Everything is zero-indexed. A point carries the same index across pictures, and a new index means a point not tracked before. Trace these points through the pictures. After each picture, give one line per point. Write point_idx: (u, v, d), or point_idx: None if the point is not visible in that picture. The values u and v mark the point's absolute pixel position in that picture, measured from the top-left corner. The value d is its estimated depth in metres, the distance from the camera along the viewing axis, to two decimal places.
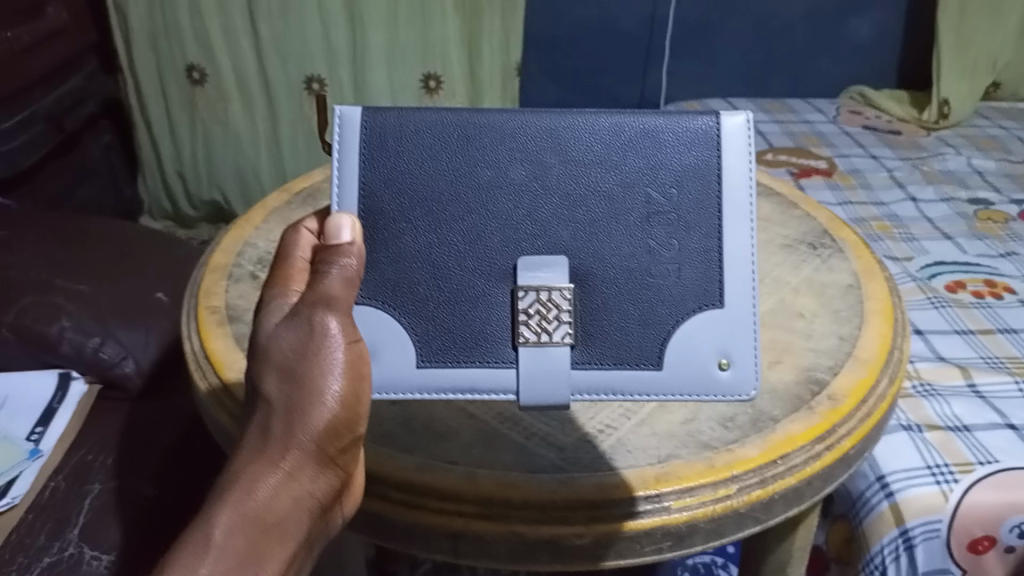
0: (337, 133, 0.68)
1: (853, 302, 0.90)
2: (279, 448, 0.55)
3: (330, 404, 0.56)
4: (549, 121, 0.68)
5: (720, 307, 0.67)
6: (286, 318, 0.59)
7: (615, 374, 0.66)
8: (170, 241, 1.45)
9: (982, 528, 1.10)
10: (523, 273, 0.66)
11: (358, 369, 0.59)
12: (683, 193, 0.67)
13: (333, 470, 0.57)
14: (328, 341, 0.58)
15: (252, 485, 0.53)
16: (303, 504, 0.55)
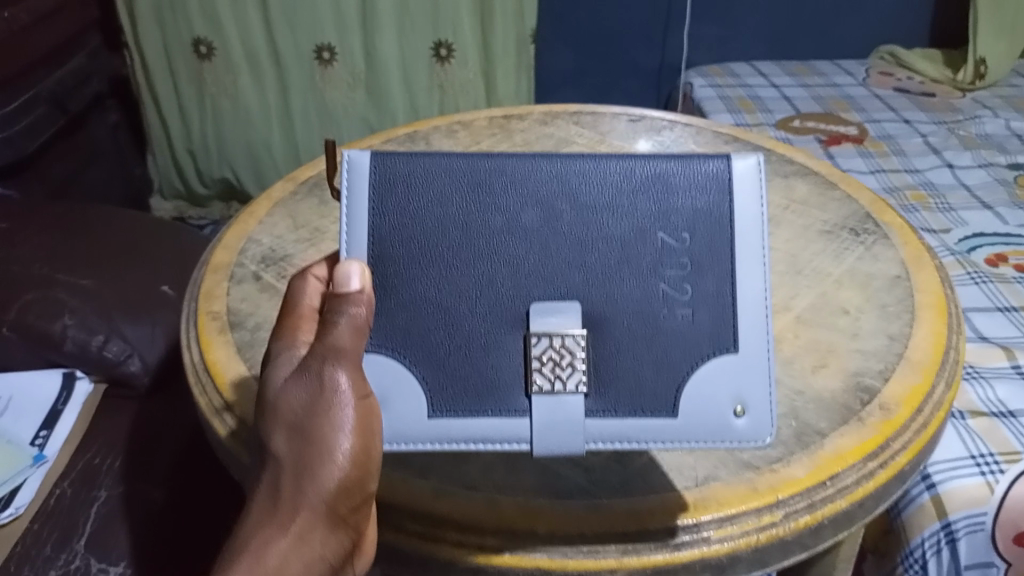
0: (346, 179, 0.62)
1: (900, 295, 0.83)
2: (287, 511, 0.53)
3: (340, 463, 0.53)
4: (558, 165, 0.62)
5: (734, 352, 0.60)
6: (296, 372, 0.55)
7: (630, 422, 0.58)
8: (175, 230, 1.39)
9: None
10: (535, 319, 0.59)
11: (370, 426, 0.55)
12: (696, 238, 0.61)
13: (345, 529, 0.55)
14: (337, 400, 0.54)
15: (262, 552, 0.51)
16: (314, 566, 0.53)
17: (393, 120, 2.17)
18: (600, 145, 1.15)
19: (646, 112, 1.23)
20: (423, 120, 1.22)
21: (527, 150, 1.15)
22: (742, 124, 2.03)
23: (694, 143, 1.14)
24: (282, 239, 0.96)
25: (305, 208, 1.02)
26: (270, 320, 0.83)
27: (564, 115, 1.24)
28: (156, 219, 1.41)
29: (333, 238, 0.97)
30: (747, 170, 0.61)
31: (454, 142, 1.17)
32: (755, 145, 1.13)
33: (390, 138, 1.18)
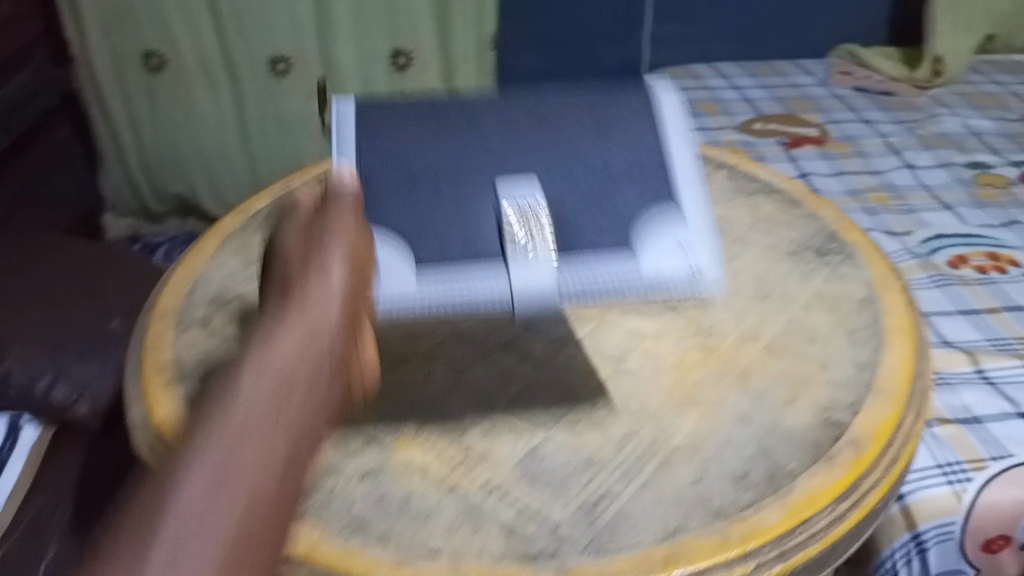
0: (336, 122, 0.82)
1: (868, 320, 0.81)
2: (295, 306, 0.61)
3: (337, 270, 0.63)
4: (513, 111, 0.86)
5: (668, 210, 0.78)
6: (300, 226, 0.68)
7: None
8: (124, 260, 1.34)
9: (996, 527, 1.00)
10: (512, 192, 0.78)
11: (361, 258, 0.66)
12: (635, 146, 0.83)
13: (354, 329, 0.62)
14: (329, 224, 0.67)
15: (272, 340, 0.59)
16: (320, 353, 0.59)
17: None
18: None
19: None
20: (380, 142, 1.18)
21: None
22: (706, 128, 2.02)
23: None
24: (233, 275, 0.92)
25: (256, 242, 0.98)
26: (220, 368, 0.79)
27: None
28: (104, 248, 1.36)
29: None
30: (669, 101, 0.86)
31: None
32: (718, 161, 1.11)
33: None
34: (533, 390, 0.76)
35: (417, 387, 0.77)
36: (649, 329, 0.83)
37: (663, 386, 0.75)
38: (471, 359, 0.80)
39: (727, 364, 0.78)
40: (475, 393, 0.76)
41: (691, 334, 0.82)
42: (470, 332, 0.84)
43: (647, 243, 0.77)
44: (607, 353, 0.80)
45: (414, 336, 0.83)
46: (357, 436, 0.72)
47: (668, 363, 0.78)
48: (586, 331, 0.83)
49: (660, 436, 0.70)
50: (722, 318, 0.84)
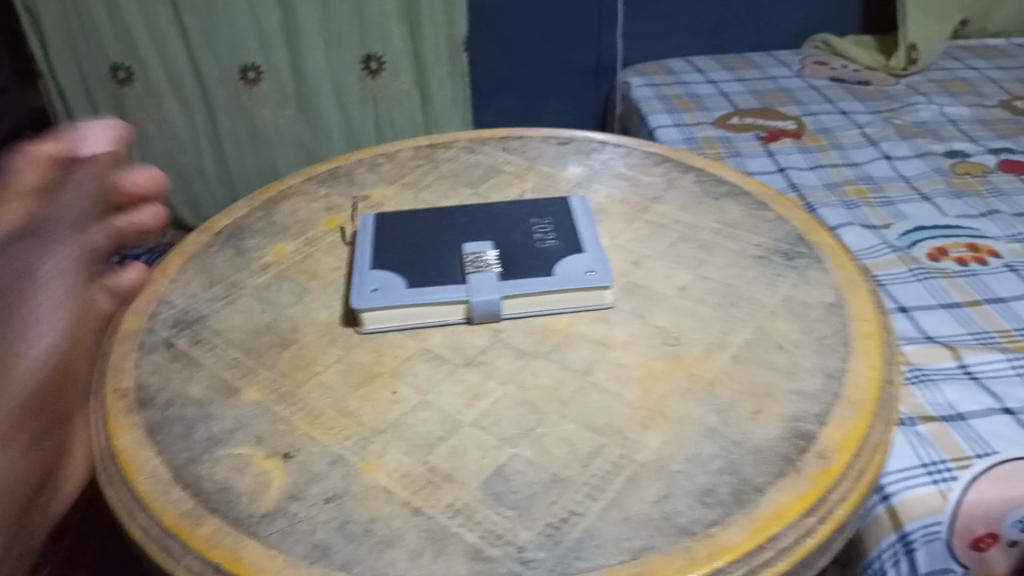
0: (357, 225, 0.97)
1: (836, 326, 0.81)
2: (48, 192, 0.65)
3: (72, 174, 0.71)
4: (480, 207, 0.99)
5: (588, 255, 0.88)
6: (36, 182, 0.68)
7: None
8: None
9: (984, 525, 0.99)
10: (468, 248, 0.90)
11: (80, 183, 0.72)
12: (565, 225, 0.94)
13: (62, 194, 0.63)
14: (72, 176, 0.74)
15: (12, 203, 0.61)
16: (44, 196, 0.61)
17: (328, 138, 2.10)
18: (529, 172, 1.12)
19: (574, 133, 1.20)
20: (345, 155, 1.17)
21: (455, 180, 1.11)
22: (683, 124, 2.01)
23: (624, 165, 1.11)
24: (197, 298, 0.91)
25: (219, 262, 0.96)
26: (181, 395, 0.78)
27: (491, 141, 1.20)
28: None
29: (251, 293, 0.92)
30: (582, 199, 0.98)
31: (378, 176, 1.13)
32: (686, 164, 1.11)
33: (311, 175, 1.13)
34: (498, 407, 0.75)
35: (382, 405, 0.76)
36: (616, 339, 0.82)
37: (629, 400, 0.75)
38: (436, 376, 0.79)
39: (694, 375, 0.77)
40: (441, 411, 0.75)
41: (658, 344, 0.81)
42: (435, 348, 0.83)
43: (567, 269, 0.86)
44: (573, 367, 0.79)
45: (379, 353, 0.82)
46: (320, 457, 0.70)
47: (635, 375, 0.78)
48: (552, 344, 0.82)
49: (625, 452, 0.70)
50: (689, 327, 0.83)
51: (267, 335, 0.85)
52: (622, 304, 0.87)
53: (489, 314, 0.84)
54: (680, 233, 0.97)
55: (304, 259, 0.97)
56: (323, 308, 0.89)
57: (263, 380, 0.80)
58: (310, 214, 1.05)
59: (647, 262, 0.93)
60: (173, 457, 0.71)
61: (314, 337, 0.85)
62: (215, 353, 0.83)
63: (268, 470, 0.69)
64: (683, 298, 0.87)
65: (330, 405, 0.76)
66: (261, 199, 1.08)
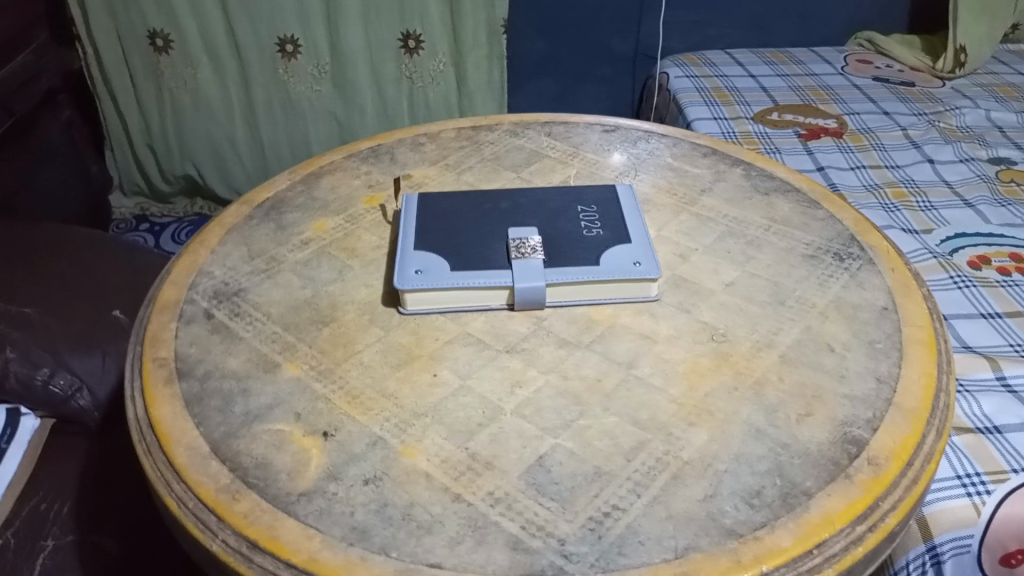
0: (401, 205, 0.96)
1: (888, 330, 0.79)
2: None
3: None
4: (525, 192, 0.98)
5: (633, 243, 0.87)
6: None
7: None
8: (101, 250, 1.35)
9: (1017, 541, 0.96)
10: (513, 233, 0.88)
11: None
12: (608, 213, 0.92)
13: None
14: None
15: None
16: None
17: (362, 115, 2.09)
18: (573, 158, 1.10)
19: (619, 121, 1.18)
20: (387, 132, 1.16)
21: (497, 163, 1.09)
22: (721, 117, 1.97)
23: (671, 156, 1.09)
24: (235, 270, 0.90)
25: (260, 234, 0.96)
26: (220, 368, 0.77)
27: (535, 125, 1.18)
28: (82, 237, 1.37)
29: (290, 268, 0.91)
30: (626, 189, 0.97)
31: (420, 156, 1.11)
32: (734, 158, 1.08)
33: (352, 152, 1.12)
34: (541, 396, 0.74)
35: (423, 388, 0.75)
36: (661, 332, 0.81)
37: (675, 395, 0.73)
38: (478, 361, 0.78)
39: (741, 373, 0.75)
40: (482, 397, 0.74)
41: (705, 340, 0.79)
42: (476, 333, 0.81)
43: (613, 259, 0.85)
44: (617, 359, 0.78)
45: (420, 335, 0.81)
46: (360, 438, 0.70)
47: (680, 370, 0.76)
48: (596, 335, 0.81)
49: (670, 448, 0.68)
50: (736, 324, 0.81)
51: (307, 312, 0.85)
52: (668, 298, 0.85)
53: (534, 301, 0.83)
54: (728, 228, 0.95)
55: (344, 236, 0.96)
56: (363, 287, 0.88)
57: (303, 356, 0.79)
58: (351, 190, 1.04)
59: (694, 256, 0.91)
60: (211, 430, 0.70)
61: (354, 316, 0.84)
62: (255, 327, 0.82)
63: (306, 449, 0.69)
64: (730, 294, 0.85)
65: (370, 385, 0.75)
66: (301, 173, 1.07)
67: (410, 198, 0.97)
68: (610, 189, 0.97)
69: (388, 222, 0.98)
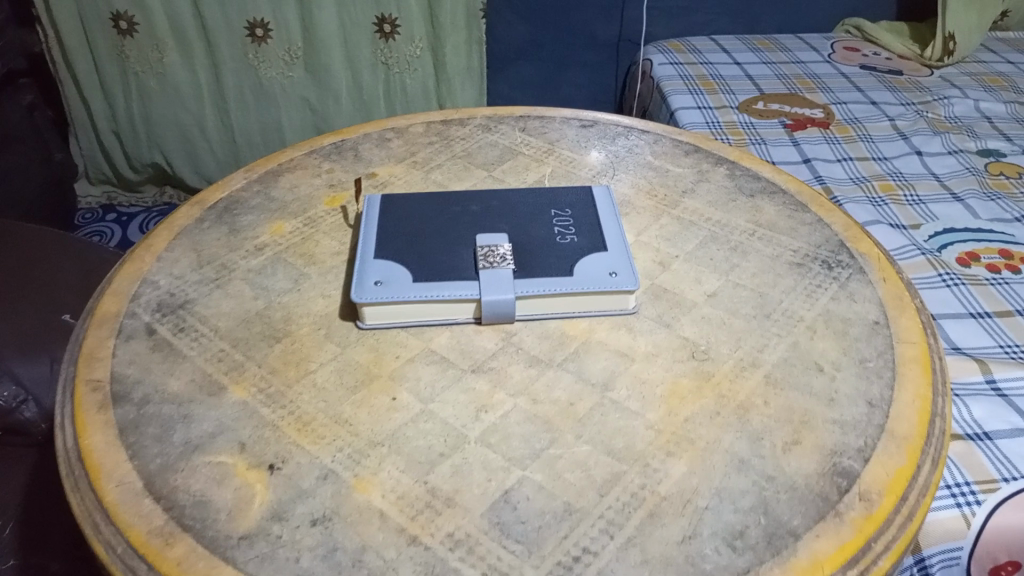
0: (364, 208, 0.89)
1: (881, 347, 0.74)
2: None
3: None
4: (496, 192, 0.91)
5: (607, 250, 0.81)
6: None
7: None
8: (48, 246, 1.27)
9: (1006, 553, 0.91)
10: (481, 240, 0.82)
11: None
12: (583, 216, 0.87)
13: None
14: None
15: None
16: None
17: (337, 102, 2.00)
18: (548, 155, 1.04)
19: (597, 115, 1.12)
20: (352, 126, 1.09)
21: (468, 161, 1.03)
22: (706, 107, 1.91)
23: (651, 154, 1.03)
24: (182, 279, 0.84)
25: (211, 239, 0.89)
26: (160, 390, 0.71)
27: (509, 119, 1.12)
28: (29, 234, 1.29)
29: (242, 277, 0.84)
30: (602, 191, 0.91)
31: (386, 152, 1.05)
32: (718, 156, 1.03)
33: (314, 148, 1.05)
34: (508, 421, 0.68)
35: (380, 412, 0.69)
36: (639, 349, 0.75)
37: (653, 421, 0.68)
38: (441, 382, 0.72)
39: (724, 396, 0.70)
40: (443, 422, 0.68)
41: (685, 358, 0.74)
42: (440, 349, 0.76)
43: (588, 270, 0.79)
44: (591, 379, 0.72)
45: (380, 352, 0.75)
46: (309, 471, 0.64)
47: (659, 393, 0.70)
48: (569, 352, 0.75)
49: (647, 482, 0.63)
50: (719, 340, 0.76)
51: (258, 325, 0.78)
52: (647, 310, 0.80)
53: (502, 315, 0.77)
54: (711, 233, 0.90)
55: (302, 240, 0.90)
56: (320, 297, 0.82)
57: (251, 376, 0.73)
58: (312, 190, 0.97)
59: (675, 264, 0.85)
60: (146, 463, 0.64)
61: (308, 330, 0.78)
62: (200, 344, 0.76)
63: (250, 483, 0.63)
64: (713, 307, 0.80)
65: (323, 409, 0.69)
66: (259, 171, 1.00)
67: (373, 199, 0.90)
68: (585, 191, 0.91)
69: (350, 225, 0.92)
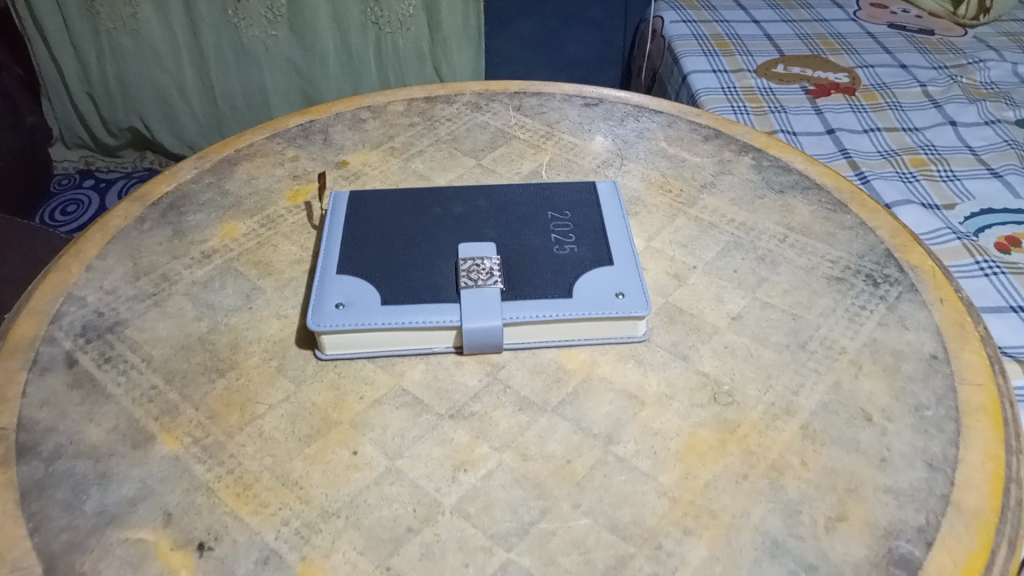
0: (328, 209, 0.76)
1: (940, 390, 0.61)
2: None
3: None
4: (482, 190, 0.78)
5: (611, 264, 0.69)
6: None
7: None
8: None
9: None
10: (462, 251, 0.69)
11: None
12: (585, 219, 0.74)
13: None
14: None
15: None
16: None
17: (324, 67, 1.69)
18: (547, 141, 0.90)
19: (603, 92, 0.99)
20: (322, 105, 0.96)
21: (454, 146, 0.90)
22: (721, 70, 1.75)
23: (664, 140, 0.90)
24: (114, 295, 0.71)
25: (151, 243, 0.76)
26: (76, 441, 0.59)
27: (502, 96, 0.98)
28: None
29: (186, 291, 0.72)
30: (607, 188, 0.78)
31: (361, 136, 0.91)
32: (742, 142, 0.89)
33: (279, 131, 0.92)
34: (491, 484, 0.57)
35: (338, 472, 0.57)
36: (650, 390, 0.63)
37: (666, 487, 0.56)
38: (412, 431, 0.60)
39: (753, 454, 0.58)
40: (413, 485, 0.56)
41: (705, 402, 0.62)
42: (413, 388, 0.63)
43: (590, 289, 0.66)
44: (592, 429, 0.60)
45: (340, 392, 0.63)
46: (246, 553, 0.52)
47: (673, 448, 0.58)
48: (566, 393, 0.63)
49: (658, 571, 0.51)
50: (745, 377, 0.64)
51: (200, 355, 0.66)
52: (659, 337, 0.67)
53: (487, 345, 0.65)
54: (735, 238, 0.77)
55: (257, 245, 0.77)
56: (274, 318, 0.70)
57: (186, 423, 0.61)
58: (272, 183, 0.84)
59: (692, 278, 0.73)
60: (48, 541, 0.53)
61: (258, 361, 0.66)
62: (128, 380, 0.64)
63: (173, 570, 0.51)
64: (737, 333, 0.67)
65: (268, 468, 0.58)
66: (213, 160, 0.87)
67: (339, 195, 0.77)
68: (586, 189, 0.78)
69: (314, 226, 0.79)
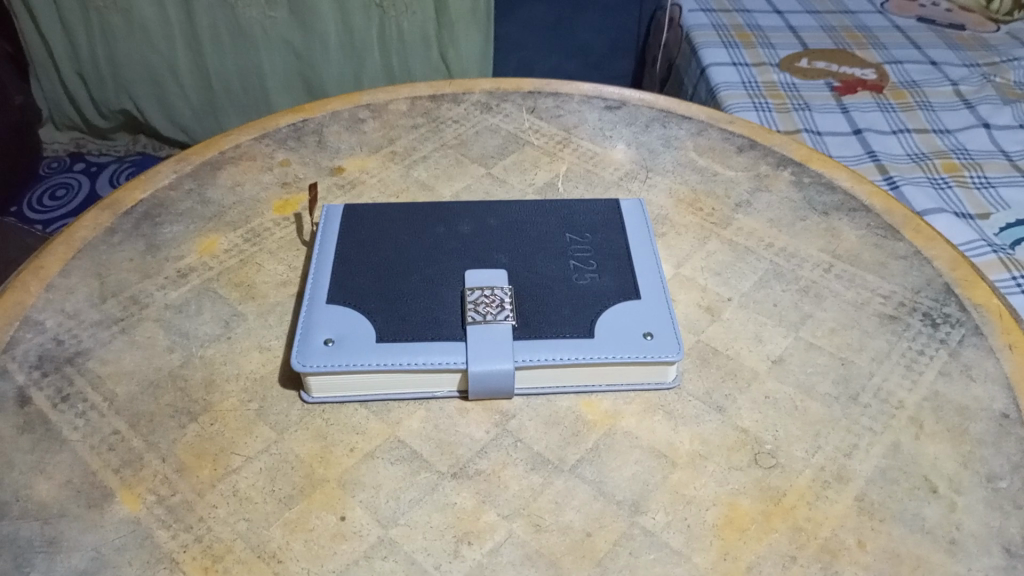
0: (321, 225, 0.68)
1: (1015, 456, 0.54)
2: None
3: None
4: (494, 207, 0.70)
5: (636, 298, 0.61)
6: None
7: None
8: None
9: None
10: (470, 279, 0.61)
11: None
12: (608, 241, 0.66)
13: None
14: None
15: None
16: None
17: (324, 50, 1.58)
18: (563, 148, 0.82)
19: (624, 94, 0.90)
20: (316, 102, 0.87)
21: (461, 152, 0.81)
22: (741, 63, 1.63)
23: (693, 150, 0.82)
24: (75, 320, 0.63)
25: (122, 259, 0.68)
26: (23, 498, 0.51)
27: (514, 95, 0.90)
28: None
29: (157, 317, 0.64)
30: (633, 208, 0.69)
31: (359, 140, 0.83)
32: (780, 155, 0.81)
33: (268, 131, 0.84)
34: (499, 561, 0.49)
35: (322, 543, 0.50)
36: (681, 448, 0.55)
37: (701, 570, 0.48)
38: (408, 493, 0.52)
39: (802, 531, 0.50)
40: (408, 561, 0.49)
41: (744, 463, 0.54)
42: (411, 439, 0.56)
43: (614, 327, 0.58)
44: (615, 496, 0.52)
45: (328, 442, 0.55)
46: None
47: (709, 522, 0.51)
48: (585, 450, 0.55)
49: None
50: (789, 434, 0.56)
51: (170, 394, 0.58)
52: (692, 384, 0.59)
53: (496, 391, 0.57)
54: (773, 266, 0.69)
55: (240, 263, 0.69)
56: (255, 351, 0.62)
57: (150, 478, 0.53)
58: (258, 191, 0.76)
59: (726, 312, 0.65)
60: None
61: (235, 402, 0.58)
62: (87, 424, 0.56)
63: None
64: (779, 381, 0.59)
65: (242, 535, 0.50)
66: (194, 163, 0.78)
67: (333, 208, 0.69)
68: (608, 208, 0.70)
69: (305, 243, 0.71)
